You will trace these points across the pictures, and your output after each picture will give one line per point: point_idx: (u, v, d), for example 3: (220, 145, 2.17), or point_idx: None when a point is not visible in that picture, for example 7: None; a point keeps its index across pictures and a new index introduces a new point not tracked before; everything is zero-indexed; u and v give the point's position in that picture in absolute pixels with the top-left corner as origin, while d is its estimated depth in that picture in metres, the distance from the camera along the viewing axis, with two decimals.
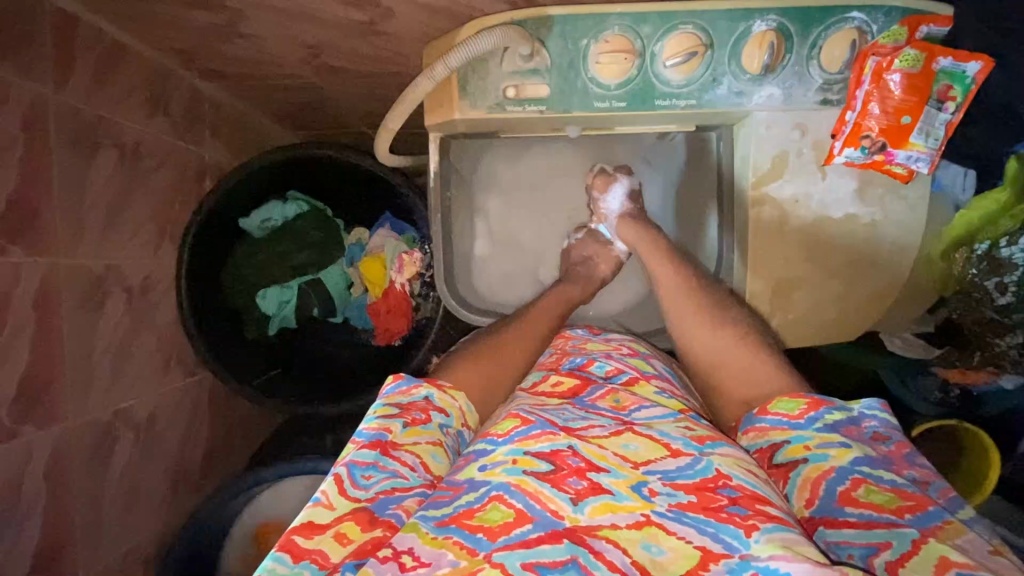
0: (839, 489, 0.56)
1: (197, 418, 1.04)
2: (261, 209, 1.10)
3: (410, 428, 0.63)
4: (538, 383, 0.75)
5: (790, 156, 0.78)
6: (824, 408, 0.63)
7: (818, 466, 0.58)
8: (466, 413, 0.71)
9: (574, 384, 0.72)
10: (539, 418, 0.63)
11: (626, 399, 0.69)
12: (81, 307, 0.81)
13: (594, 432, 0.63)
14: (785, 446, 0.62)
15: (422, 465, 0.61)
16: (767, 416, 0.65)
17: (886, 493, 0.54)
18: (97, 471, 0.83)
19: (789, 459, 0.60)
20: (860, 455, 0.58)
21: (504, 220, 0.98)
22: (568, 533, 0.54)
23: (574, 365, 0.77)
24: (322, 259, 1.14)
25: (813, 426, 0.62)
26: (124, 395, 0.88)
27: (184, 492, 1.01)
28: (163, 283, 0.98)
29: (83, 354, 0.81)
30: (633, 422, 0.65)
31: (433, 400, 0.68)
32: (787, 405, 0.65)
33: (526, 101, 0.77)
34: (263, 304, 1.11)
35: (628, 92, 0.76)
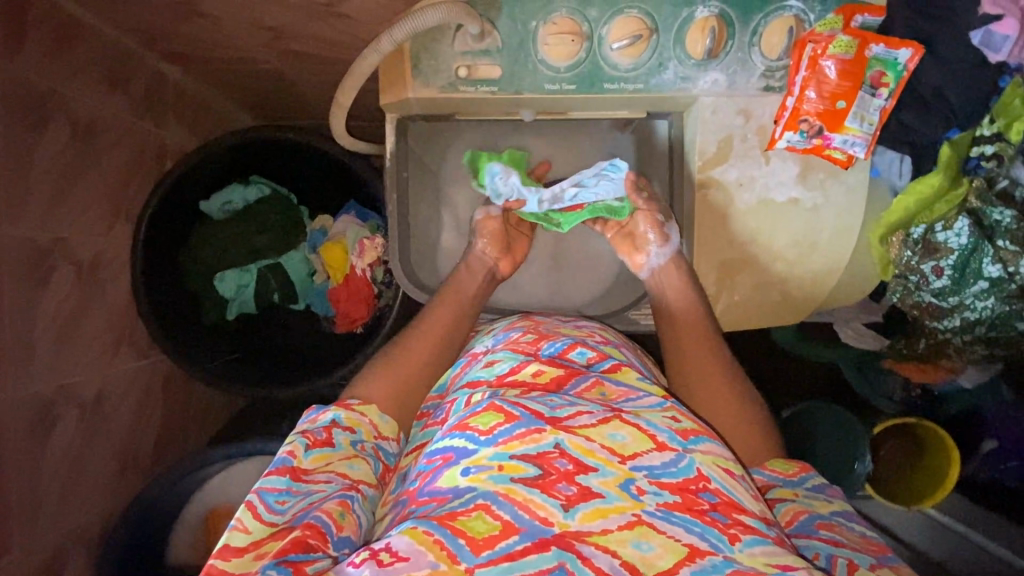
0: (817, 522, 0.64)
1: (149, 400, 1.03)
2: (222, 192, 1.10)
3: (317, 450, 0.65)
4: (517, 368, 0.71)
5: (734, 141, 0.80)
6: (811, 472, 0.71)
7: (803, 505, 0.66)
8: (378, 425, 0.73)
9: (558, 375, 0.70)
10: (523, 411, 0.59)
11: (614, 391, 0.69)
12: (25, 279, 0.79)
13: (582, 420, 0.60)
14: (774, 486, 0.69)
15: (337, 475, 0.64)
16: (761, 467, 0.71)
17: (857, 537, 0.62)
18: (38, 449, 0.81)
19: (777, 496, 0.67)
20: (839, 509, 0.66)
21: (470, 211, 1.00)
22: (556, 540, 0.53)
23: (555, 352, 0.76)
24: (282, 244, 1.14)
25: (806, 483, 0.69)
26: (68, 371, 0.86)
27: (132, 475, 0.99)
28: (116, 261, 0.96)
29: (25, 328, 0.79)
30: (622, 410, 0.64)
31: (340, 420, 0.70)
32: (781, 461, 0.72)
33: (479, 82, 0.79)
34: (220, 287, 1.10)
35: (578, 75, 0.78)
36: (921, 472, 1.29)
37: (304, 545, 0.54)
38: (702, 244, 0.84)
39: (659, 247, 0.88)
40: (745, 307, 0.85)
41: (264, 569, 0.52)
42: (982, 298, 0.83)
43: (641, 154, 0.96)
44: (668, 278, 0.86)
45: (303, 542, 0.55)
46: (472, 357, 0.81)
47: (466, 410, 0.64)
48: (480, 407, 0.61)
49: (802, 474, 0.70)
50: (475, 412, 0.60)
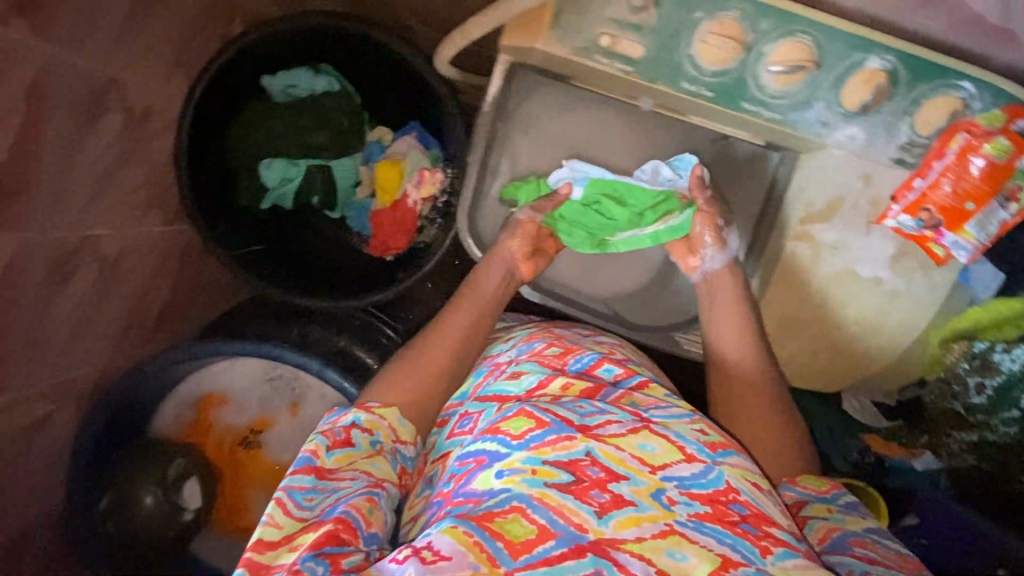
0: (849, 539, 0.64)
1: (164, 266, 0.98)
2: (287, 73, 1.01)
3: (341, 451, 0.65)
4: (545, 383, 0.73)
5: (845, 203, 0.78)
6: (843, 490, 0.71)
7: (834, 523, 0.66)
8: (397, 429, 0.71)
9: (585, 388, 0.73)
10: (554, 419, 0.63)
11: (642, 401, 0.72)
12: (75, 114, 0.71)
13: (611, 430, 0.64)
14: (808, 502, 0.70)
15: (362, 473, 0.64)
16: (795, 483, 0.72)
17: (892, 555, 0.62)
18: (51, 293, 0.76)
19: (810, 513, 0.68)
20: (871, 526, 0.66)
21: (533, 163, 0.90)
22: (592, 546, 0.55)
23: (581, 368, 0.78)
24: (337, 148, 1.04)
25: (838, 501, 0.70)
26: (96, 222, 0.80)
27: (133, 336, 0.96)
28: (165, 116, 0.88)
29: (64, 166, 0.72)
30: (649, 421, 0.67)
31: (360, 421, 0.69)
32: (814, 478, 0.72)
33: (616, 57, 0.72)
34: (263, 174, 1.02)
35: (720, 85, 0.72)
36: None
37: (337, 539, 0.55)
38: (770, 300, 0.83)
39: (716, 249, 0.85)
40: (793, 367, 0.86)
41: (300, 561, 0.53)
42: (1008, 424, 0.84)
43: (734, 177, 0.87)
44: (713, 318, 0.84)
45: (336, 535, 0.55)
46: (494, 366, 0.81)
47: (496, 415, 0.68)
48: (511, 413, 0.65)
49: (835, 491, 0.71)
50: (507, 417, 0.64)
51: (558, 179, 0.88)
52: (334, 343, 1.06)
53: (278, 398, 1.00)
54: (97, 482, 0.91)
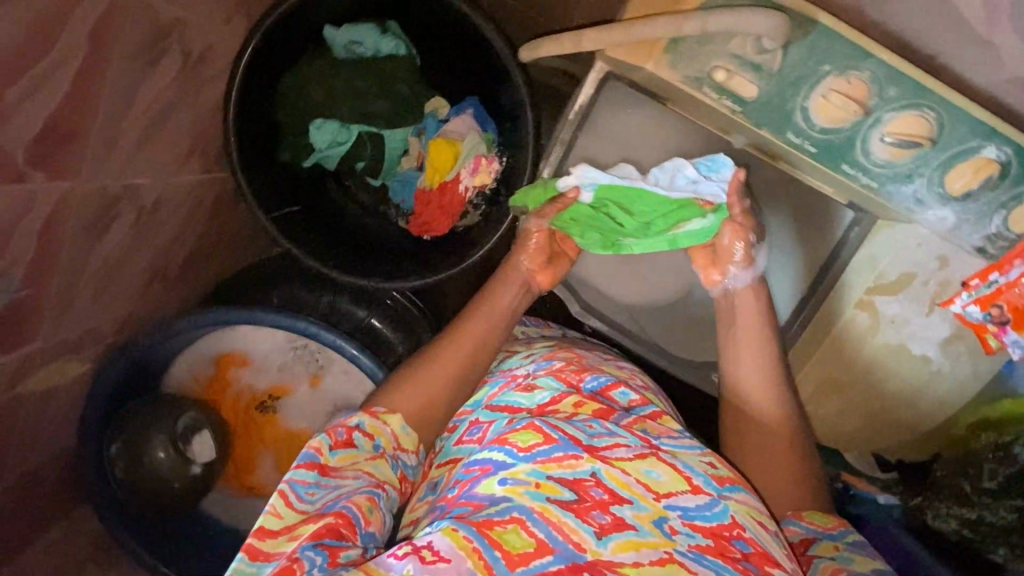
0: None
1: (195, 215, 0.93)
2: (353, 28, 0.92)
3: (345, 449, 0.60)
4: (559, 399, 0.66)
5: (915, 280, 0.77)
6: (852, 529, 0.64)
7: (842, 563, 0.59)
8: (399, 437, 0.65)
9: (598, 408, 0.66)
10: (562, 435, 0.59)
11: (655, 428, 0.66)
12: (137, 56, 0.64)
13: (618, 453, 0.60)
14: (814, 539, 0.63)
15: (365, 474, 0.59)
16: (800, 518, 0.66)
17: None
18: (88, 244, 0.71)
19: (818, 552, 0.61)
20: (880, 568, 0.59)
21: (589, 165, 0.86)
22: (589, 567, 0.49)
23: (597, 388, 0.70)
24: (394, 117, 0.98)
25: (845, 539, 0.62)
26: (140, 170, 0.74)
27: (156, 285, 0.91)
28: (220, 61, 0.80)
29: (118, 112, 0.65)
30: (659, 448, 0.62)
31: (362, 423, 0.64)
32: (822, 516, 0.66)
33: (727, 93, 0.68)
34: (313, 134, 0.95)
35: (826, 142, 0.69)
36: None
37: (337, 532, 0.51)
38: (821, 360, 0.83)
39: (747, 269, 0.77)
40: (824, 426, 0.88)
41: (302, 549, 0.49)
42: None
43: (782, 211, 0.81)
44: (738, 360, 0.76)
45: (336, 529, 0.51)
46: (511, 377, 0.72)
47: (505, 424, 0.63)
48: (520, 425, 0.60)
49: (843, 529, 0.64)
50: (515, 428, 0.60)
51: (566, 183, 0.83)
52: (359, 320, 1.05)
53: (299, 367, 0.99)
54: (107, 432, 0.90)
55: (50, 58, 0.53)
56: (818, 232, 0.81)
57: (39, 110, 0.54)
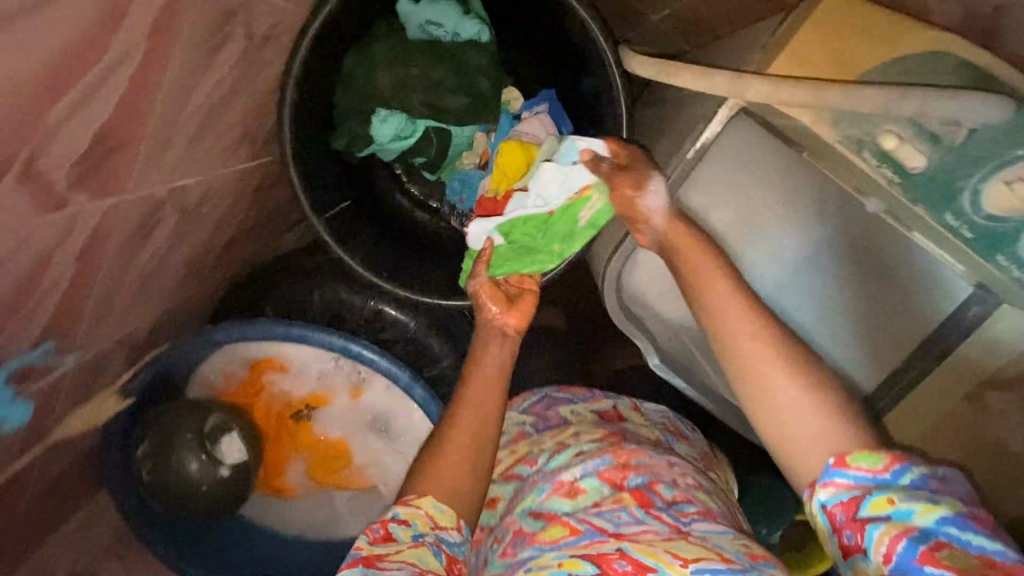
0: (919, 546, 0.38)
1: (237, 207, 0.82)
2: (434, 7, 0.80)
3: (387, 541, 0.50)
4: (597, 503, 0.57)
5: None
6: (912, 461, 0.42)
7: (897, 522, 0.40)
8: (437, 515, 0.53)
9: (630, 495, 0.57)
10: (586, 523, 0.54)
11: (687, 507, 0.57)
12: (199, 45, 0.52)
13: (646, 535, 0.53)
14: (862, 496, 0.42)
15: (411, 567, 0.48)
16: (844, 465, 0.43)
17: (969, 563, 0.38)
18: (128, 256, 0.61)
19: (869, 514, 0.41)
20: (949, 514, 0.39)
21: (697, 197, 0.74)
22: None
23: (640, 481, 0.58)
24: (468, 115, 0.85)
25: (902, 481, 0.42)
26: (187, 170, 0.63)
27: (191, 282, 0.82)
28: (284, 40, 0.67)
29: (172, 111, 0.53)
30: (688, 531, 0.53)
31: (396, 513, 0.53)
32: (865, 452, 0.43)
33: (887, 163, 0.58)
34: (376, 126, 0.83)
35: (989, 230, 0.56)
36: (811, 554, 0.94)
37: None
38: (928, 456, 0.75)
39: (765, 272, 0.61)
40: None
41: None
42: None
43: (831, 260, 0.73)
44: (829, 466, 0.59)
45: None
46: (556, 480, 0.61)
47: (539, 509, 0.59)
48: (549, 518, 0.57)
49: (898, 466, 0.42)
50: (545, 522, 0.56)
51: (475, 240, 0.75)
52: (406, 329, 0.97)
53: (341, 377, 0.92)
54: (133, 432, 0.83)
55: (105, 60, 0.42)
56: (893, 283, 0.71)
57: (86, 124, 0.44)
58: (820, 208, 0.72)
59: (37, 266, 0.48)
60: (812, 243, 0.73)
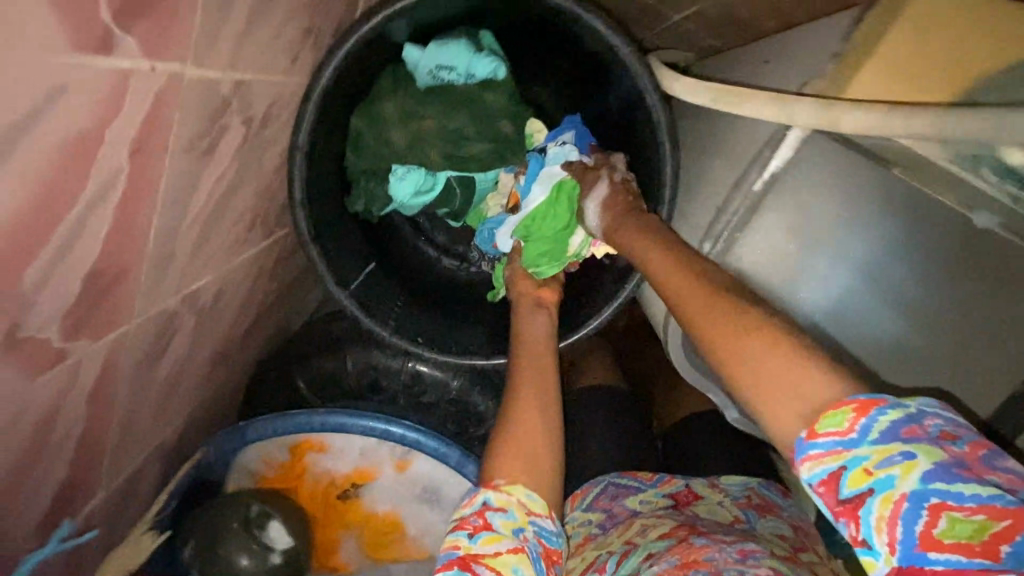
0: (921, 529, 0.31)
1: (257, 288, 0.77)
2: (442, 48, 0.72)
3: (487, 535, 0.47)
4: None
5: None
6: (880, 407, 0.33)
7: (893, 493, 0.32)
8: (529, 503, 0.50)
9: None
10: None
11: None
12: (191, 149, 0.46)
13: None
14: (834, 471, 0.34)
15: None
16: (814, 435, 0.35)
17: (974, 524, 0.30)
18: (146, 376, 0.56)
19: (854, 492, 0.33)
20: (932, 466, 0.31)
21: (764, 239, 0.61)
22: None
23: None
24: (491, 163, 0.78)
25: (868, 437, 0.33)
26: (198, 272, 0.58)
27: (219, 371, 0.77)
28: (285, 114, 0.61)
29: (173, 224, 0.48)
30: None
31: (488, 501, 0.49)
32: (828, 410, 0.34)
33: (1013, 178, 0.47)
34: (393, 184, 0.77)
35: None
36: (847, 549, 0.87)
37: None
38: None
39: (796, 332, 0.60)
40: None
41: None
42: None
43: (857, 239, 0.56)
44: None
45: None
46: None
47: None
48: None
49: (868, 420, 0.33)
50: None
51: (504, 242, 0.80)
52: (448, 389, 0.90)
53: (383, 451, 0.86)
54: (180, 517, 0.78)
55: (87, 194, 0.36)
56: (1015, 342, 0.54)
57: (72, 273, 0.38)
58: (884, 202, 0.54)
59: (44, 425, 0.43)
60: (854, 245, 0.57)
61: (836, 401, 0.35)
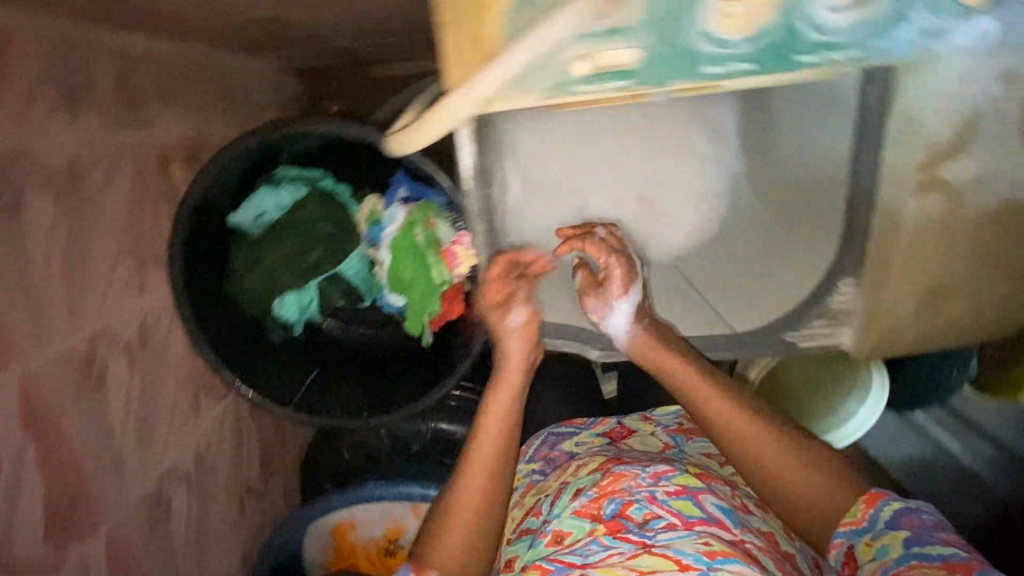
0: (892, 572, 0.53)
1: (241, 433, 0.99)
2: (250, 201, 0.90)
3: None
4: (566, 535, 0.65)
5: (979, 122, 0.55)
6: (881, 502, 0.59)
7: (878, 560, 0.55)
8: None
9: (604, 525, 0.63)
10: (556, 566, 0.61)
11: (661, 512, 0.62)
12: (83, 395, 0.68)
13: (611, 559, 0.59)
14: (850, 550, 0.58)
15: None
16: (869, 508, 0.59)
17: (937, 569, 0.52)
18: (161, 539, 0.79)
19: (862, 563, 0.57)
20: (907, 536, 0.55)
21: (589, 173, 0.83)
22: None
23: (613, 510, 0.64)
24: (338, 254, 0.94)
25: (877, 525, 0.58)
26: (161, 455, 0.80)
27: (249, 504, 0.99)
28: (164, 319, 0.83)
29: (103, 442, 0.70)
30: (652, 544, 0.59)
31: None
32: (849, 507, 0.61)
33: (604, 76, 0.52)
34: (282, 312, 0.95)
35: (765, 48, 0.50)
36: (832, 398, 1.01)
37: None
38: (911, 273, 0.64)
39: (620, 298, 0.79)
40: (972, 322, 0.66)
41: None
42: None
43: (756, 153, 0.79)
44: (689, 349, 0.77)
45: None
46: (539, 529, 0.70)
47: (536, 546, 0.67)
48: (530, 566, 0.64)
49: (871, 514, 0.59)
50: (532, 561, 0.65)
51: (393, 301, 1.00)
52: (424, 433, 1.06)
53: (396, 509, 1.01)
54: None
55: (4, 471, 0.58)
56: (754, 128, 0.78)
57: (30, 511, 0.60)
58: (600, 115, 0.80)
59: None
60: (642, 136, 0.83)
61: (858, 498, 0.61)
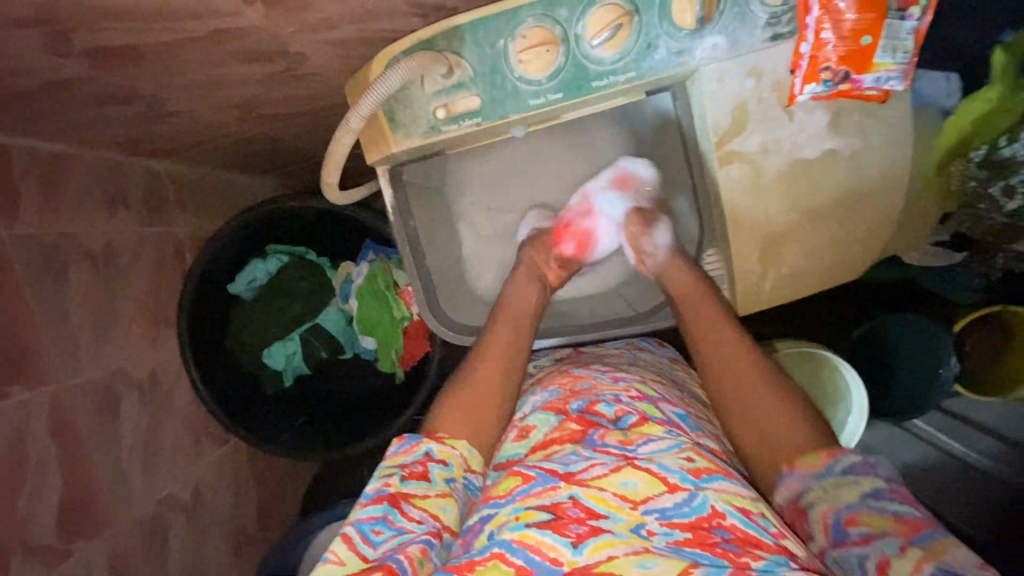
0: (841, 518, 0.57)
1: (242, 486, 1.10)
2: (244, 272, 1.12)
3: (411, 481, 0.64)
4: (551, 438, 0.67)
5: (749, 105, 0.72)
6: (837, 457, 0.62)
7: (830, 504, 0.58)
8: (467, 458, 0.69)
9: (577, 429, 0.66)
10: (539, 470, 0.61)
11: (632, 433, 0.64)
12: (96, 421, 0.85)
13: (595, 471, 0.60)
14: (800, 493, 0.62)
15: (430, 516, 0.62)
16: (791, 469, 0.64)
17: (878, 518, 0.55)
18: (155, 559, 0.90)
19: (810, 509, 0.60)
20: (868, 492, 0.58)
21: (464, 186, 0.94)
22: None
23: (582, 409, 0.69)
24: (316, 306, 1.15)
25: (832, 471, 0.61)
26: (163, 483, 0.93)
27: (248, 546, 1.09)
28: (172, 371, 1.01)
29: (111, 465, 0.85)
30: (633, 456, 0.62)
31: (433, 453, 0.68)
32: (806, 456, 0.64)
33: (461, 117, 0.74)
34: (270, 362, 1.14)
35: (563, 82, 0.71)
36: (826, 401, 1.06)
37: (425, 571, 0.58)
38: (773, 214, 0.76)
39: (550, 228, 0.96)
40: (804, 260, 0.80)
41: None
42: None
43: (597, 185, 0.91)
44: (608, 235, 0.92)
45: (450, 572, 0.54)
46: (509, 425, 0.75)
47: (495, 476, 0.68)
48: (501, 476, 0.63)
49: (828, 462, 0.62)
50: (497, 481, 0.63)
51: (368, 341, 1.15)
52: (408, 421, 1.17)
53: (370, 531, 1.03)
54: None
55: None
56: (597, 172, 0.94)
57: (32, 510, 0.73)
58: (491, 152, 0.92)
59: None
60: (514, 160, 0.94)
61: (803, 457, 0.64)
